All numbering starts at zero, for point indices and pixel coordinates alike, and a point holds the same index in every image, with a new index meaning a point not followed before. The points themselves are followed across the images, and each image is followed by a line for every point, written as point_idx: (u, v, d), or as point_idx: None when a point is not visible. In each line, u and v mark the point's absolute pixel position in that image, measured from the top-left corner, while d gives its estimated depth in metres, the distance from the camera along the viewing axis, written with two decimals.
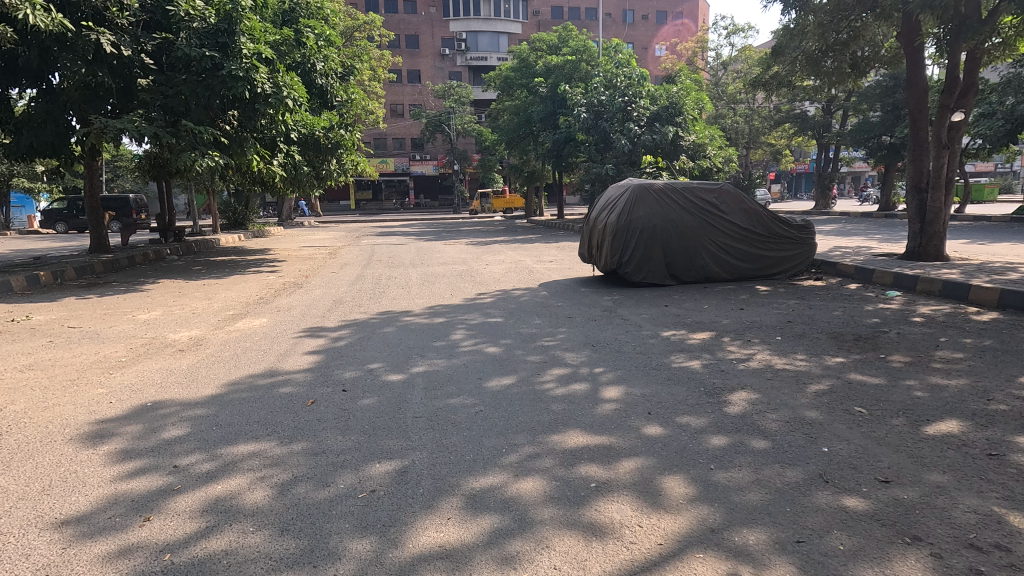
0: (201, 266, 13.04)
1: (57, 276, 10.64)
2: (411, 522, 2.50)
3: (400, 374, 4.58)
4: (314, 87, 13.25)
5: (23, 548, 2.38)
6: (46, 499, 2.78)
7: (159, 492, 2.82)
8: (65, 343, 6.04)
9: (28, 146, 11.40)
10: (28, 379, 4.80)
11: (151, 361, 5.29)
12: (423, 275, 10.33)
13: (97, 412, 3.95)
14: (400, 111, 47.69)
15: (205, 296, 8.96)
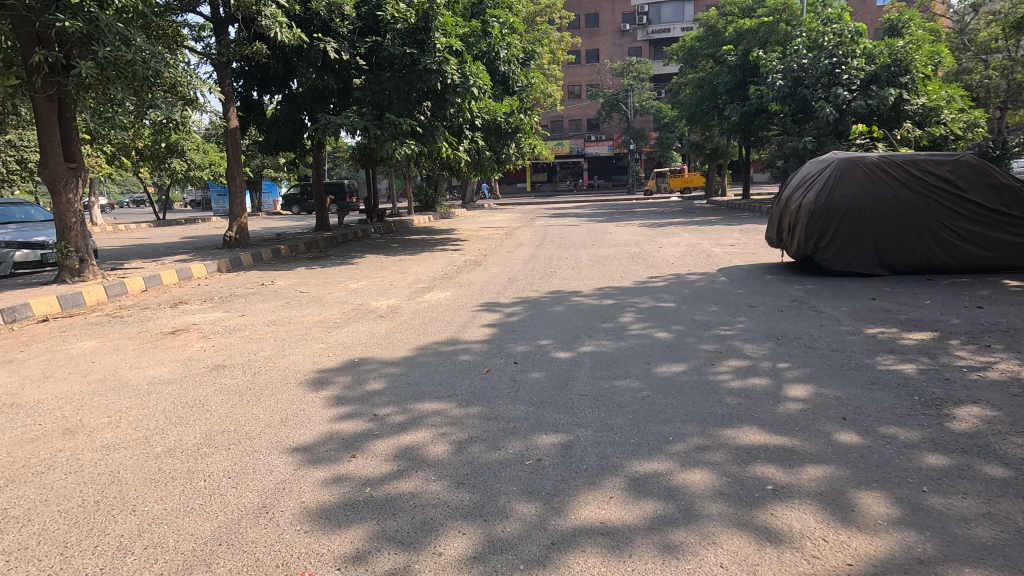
0: (399, 244, 14.75)
1: (293, 250, 12.91)
2: (573, 495, 2.58)
3: (568, 352, 4.69)
4: (498, 74, 13.93)
5: (268, 465, 2.99)
6: (284, 427, 3.45)
7: (363, 435, 3.30)
8: (297, 305, 7.34)
9: (275, 142, 13.92)
10: (272, 331, 5.95)
11: (358, 324, 6.18)
12: (594, 257, 10.37)
13: (319, 363, 4.76)
14: (577, 92, 47.90)
15: (401, 269, 10.14)
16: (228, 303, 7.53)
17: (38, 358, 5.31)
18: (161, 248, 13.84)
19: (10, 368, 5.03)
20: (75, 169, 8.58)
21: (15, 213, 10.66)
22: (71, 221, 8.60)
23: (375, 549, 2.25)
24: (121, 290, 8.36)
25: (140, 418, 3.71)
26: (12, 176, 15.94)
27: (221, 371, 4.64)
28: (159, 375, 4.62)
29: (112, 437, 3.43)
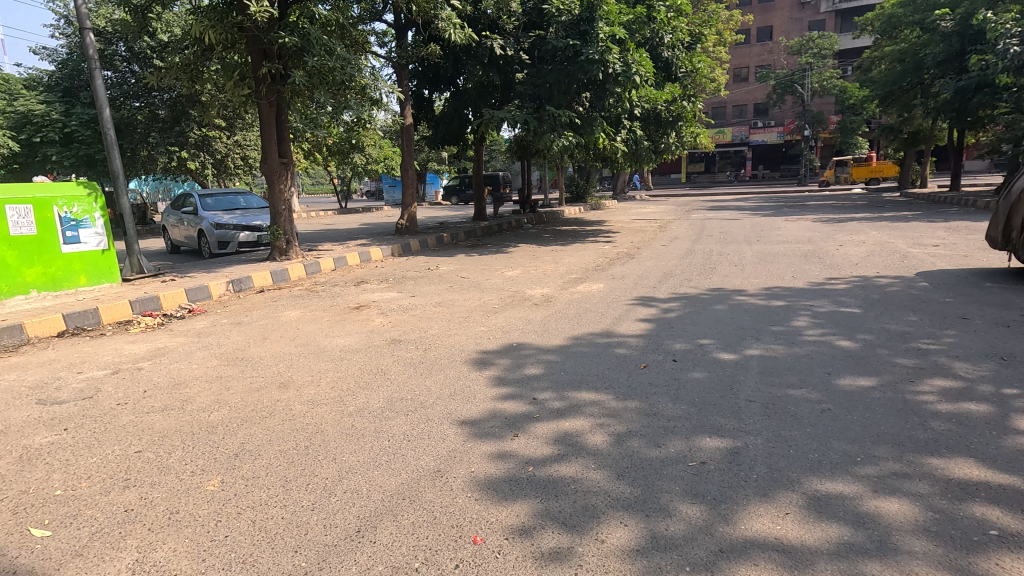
0: (551, 234, 15.03)
1: (454, 238, 13.84)
2: (743, 504, 2.44)
3: (732, 353, 4.42)
4: (660, 61, 13.43)
5: (439, 433, 3.27)
6: (452, 401, 3.75)
7: (524, 416, 3.45)
8: (460, 289, 7.87)
9: (442, 136, 14.97)
10: (439, 312, 6.46)
11: (515, 310, 6.44)
12: (760, 253, 9.57)
13: (481, 344, 5.06)
14: (744, 75, 44.40)
15: (554, 260, 10.33)
16: (401, 284, 8.33)
17: (258, 322, 6.38)
18: (345, 233, 15.75)
19: (239, 328, 6.12)
20: (286, 164, 10.07)
21: (240, 201, 12.84)
22: (282, 208, 10.13)
23: (539, 525, 2.35)
24: (316, 268, 9.68)
25: (336, 379, 4.29)
26: (237, 170, 19.21)
27: (397, 345, 5.17)
28: (348, 344, 5.28)
29: (315, 394, 4.02)
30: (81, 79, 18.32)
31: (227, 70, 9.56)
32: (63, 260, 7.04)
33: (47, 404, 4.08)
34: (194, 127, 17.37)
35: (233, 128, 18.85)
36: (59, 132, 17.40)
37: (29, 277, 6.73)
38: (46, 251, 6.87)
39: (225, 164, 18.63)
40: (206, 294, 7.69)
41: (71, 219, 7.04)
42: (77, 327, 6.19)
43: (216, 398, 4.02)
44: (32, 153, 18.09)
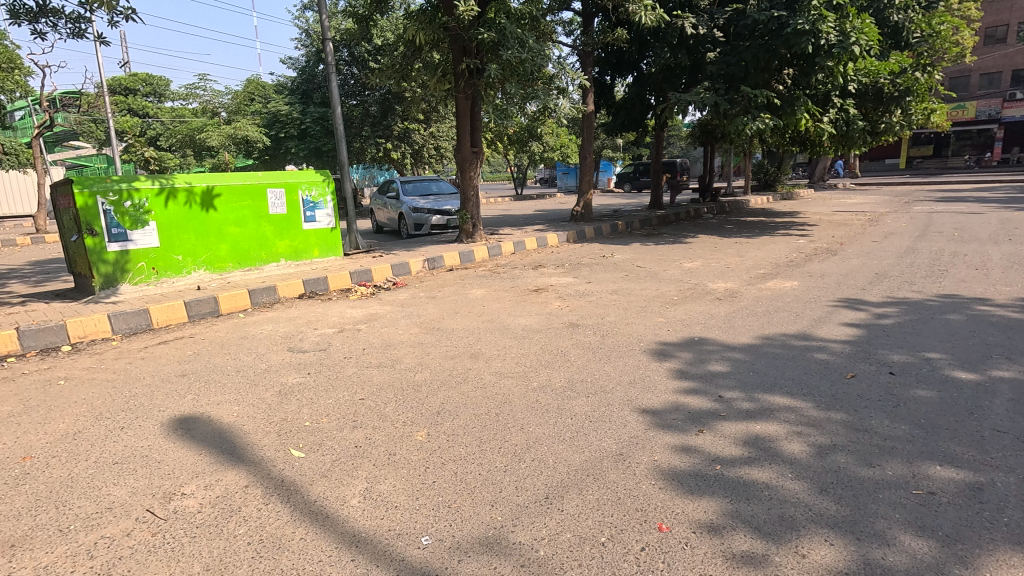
0: (734, 225, 13.99)
1: (629, 226, 13.64)
2: (989, 550, 2.07)
3: (972, 373, 3.71)
4: (887, 26, 11.61)
5: (620, 419, 3.31)
6: (632, 389, 3.75)
7: (709, 413, 3.33)
8: (636, 278, 7.76)
9: (622, 123, 14.77)
10: (615, 300, 6.46)
11: (695, 303, 6.17)
12: (1013, 256, 7.80)
13: (660, 335, 4.96)
14: (1000, 35, 36.06)
15: (738, 253, 9.62)
16: (576, 270, 8.48)
17: (449, 297, 7.03)
18: (522, 218, 16.46)
19: (434, 302, 6.82)
20: (477, 153, 10.81)
21: (433, 187, 14.17)
22: (470, 194, 10.93)
23: (730, 526, 2.27)
24: (498, 251, 10.30)
25: (519, 356, 4.57)
26: (430, 159, 21.16)
27: (575, 329, 5.31)
28: (529, 324, 5.57)
29: (502, 367, 4.34)
30: (314, 82, 21.16)
31: (431, 68, 10.52)
32: (303, 236, 8.48)
33: (296, 351, 5.02)
34: (397, 121, 19.51)
35: (429, 120, 20.75)
36: (298, 129, 20.84)
37: (280, 249, 8.21)
38: (292, 227, 8.35)
39: (421, 154, 20.65)
40: (406, 270, 8.68)
41: (311, 201, 8.46)
42: (312, 291, 7.45)
43: (419, 361, 4.56)
44: (279, 147, 21.99)
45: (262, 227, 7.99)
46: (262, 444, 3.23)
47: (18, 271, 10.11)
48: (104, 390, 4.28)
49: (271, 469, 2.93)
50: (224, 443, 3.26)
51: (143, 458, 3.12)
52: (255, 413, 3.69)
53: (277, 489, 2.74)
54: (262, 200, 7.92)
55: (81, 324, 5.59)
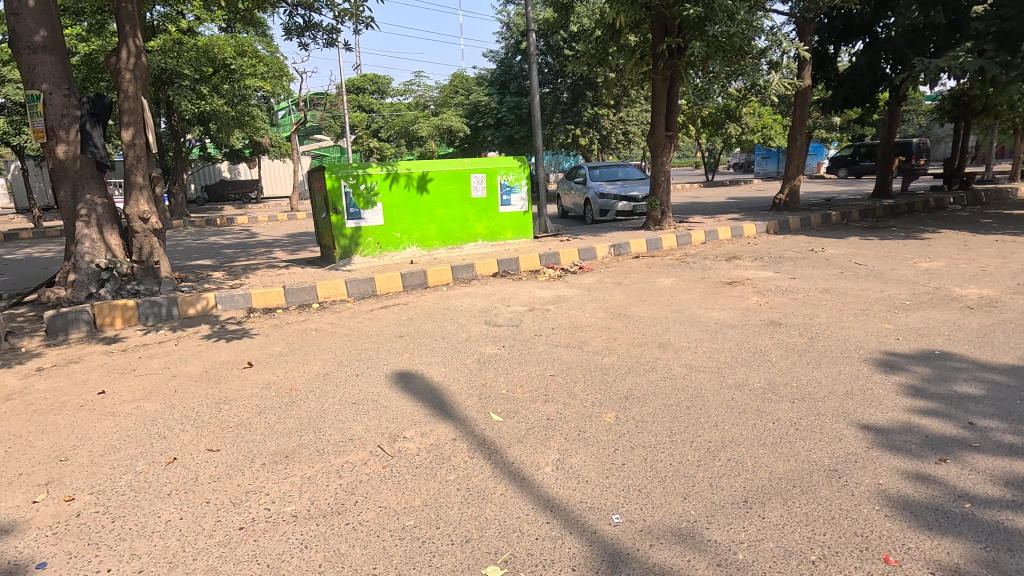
0: (993, 219, 11.35)
1: (844, 217, 11.91)
2: None
3: None
4: None
5: (835, 432, 2.96)
6: (850, 401, 3.32)
7: (954, 440, 2.81)
8: (853, 276, 6.77)
9: (845, 98, 12.87)
10: (827, 299, 5.73)
11: (935, 311, 5.19)
12: None
13: (887, 344, 4.29)
14: None
15: (999, 253, 7.80)
16: (778, 264, 7.69)
17: (635, 284, 6.93)
18: (714, 206, 15.39)
19: (620, 288, 6.78)
20: (671, 137, 10.40)
21: (620, 172, 14.01)
22: (661, 180, 10.58)
23: None
24: (688, 240, 9.82)
25: (713, 350, 4.34)
26: (618, 145, 20.84)
27: (778, 327, 4.85)
28: (723, 318, 5.23)
29: (693, 359, 4.17)
30: (511, 72, 21.97)
31: (628, 51, 10.34)
32: (499, 218, 9.08)
33: (491, 325, 5.44)
34: (588, 107, 19.59)
35: (618, 105, 20.43)
36: (494, 118, 22.12)
37: (478, 230, 8.91)
38: (490, 210, 8.99)
39: (609, 139, 20.39)
40: (592, 255, 8.77)
41: (507, 185, 9.01)
42: (504, 271, 7.96)
43: (606, 345, 4.60)
44: (477, 135, 23.67)
45: (465, 208, 8.74)
46: (465, 404, 3.59)
47: (280, 241, 12.56)
48: (342, 342, 5.13)
49: (474, 428, 3.24)
50: (435, 399, 3.70)
51: (373, 402, 3.69)
52: (458, 376, 4.10)
53: (480, 446, 3.03)
54: (466, 184, 8.65)
55: (325, 286, 6.76)
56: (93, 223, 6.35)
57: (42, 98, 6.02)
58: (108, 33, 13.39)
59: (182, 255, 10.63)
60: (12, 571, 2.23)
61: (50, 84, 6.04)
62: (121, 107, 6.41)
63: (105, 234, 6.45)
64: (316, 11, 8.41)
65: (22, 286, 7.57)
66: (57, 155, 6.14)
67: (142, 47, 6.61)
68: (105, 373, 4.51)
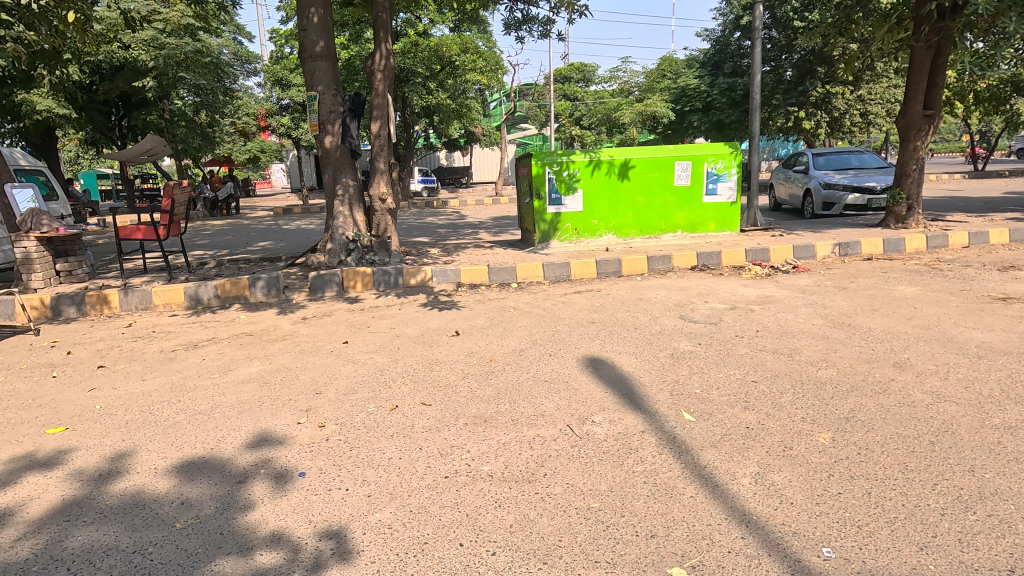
0: None
1: None
2: None
3: None
4: None
5: None
6: None
7: None
8: None
9: None
10: None
11: None
12: None
13: None
14: None
15: None
16: None
17: (866, 290, 5.95)
18: (985, 202, 12.36)
19: (843, 293, 5.89)
20: (930, 116, 8.61)
21: (853, 160, 12.09)
22: (911, 169, 8.84)
23: None
24: (942, 243, 8.09)
25: (973, 379, 3.53)
26: (853, 128, 17.91)
27: None
28: (991, 342, 4.20)
29: (943, 387, 3.45)
30: (727, 52, 20.27)
31: (879, 16, 8.75)
32: (703, 208, 8.56)
33: (687, 320, 5.19)
34: (817, 85, 17.15)
35: (858, 81, 17.58)
36: (703, 102, 20.74)
37: (679, 220, 8.52)
38: (694, 200, 8.52)
39: (841, 122, 17.63)
40: (811, 254, 7.77)
41: (715, 173, 8.43)
42: (704, 265, 7.49)
43: (823, 357, 4.06)
44: (682, 121, 22.51)
45: (666, 197, 8.42)
46: (655, 398, 3.50)
47: (484, 224, 13.60)
48: (537, 322, 5.38)
49: (665, 423, 3.15)
50: (625, 389, 3.67)
51: (565, 382, 3.82)
52: (649, 368, 4.01)
53: (669, 443, 2.93)
54: (669, 172, 8.32)
55: (524, 268, 7.14)
56: (346, 202, 7.62)
57: (318, 97, 7.38)
58: (364, 40, 15.68)
59: (406, 232, 12.17)
60: (284, 473, 2.84)
61: (324, 86, 7.36)
62: (372, 103, 7.54)
63: (353, 211, 7.68)
64: (534, 4, 8.80)
65: (295, 251, 9.46)
66: (325, 144, 7.48)
67: (391, 49, 7.62)
68: (348, 327, 5.43)
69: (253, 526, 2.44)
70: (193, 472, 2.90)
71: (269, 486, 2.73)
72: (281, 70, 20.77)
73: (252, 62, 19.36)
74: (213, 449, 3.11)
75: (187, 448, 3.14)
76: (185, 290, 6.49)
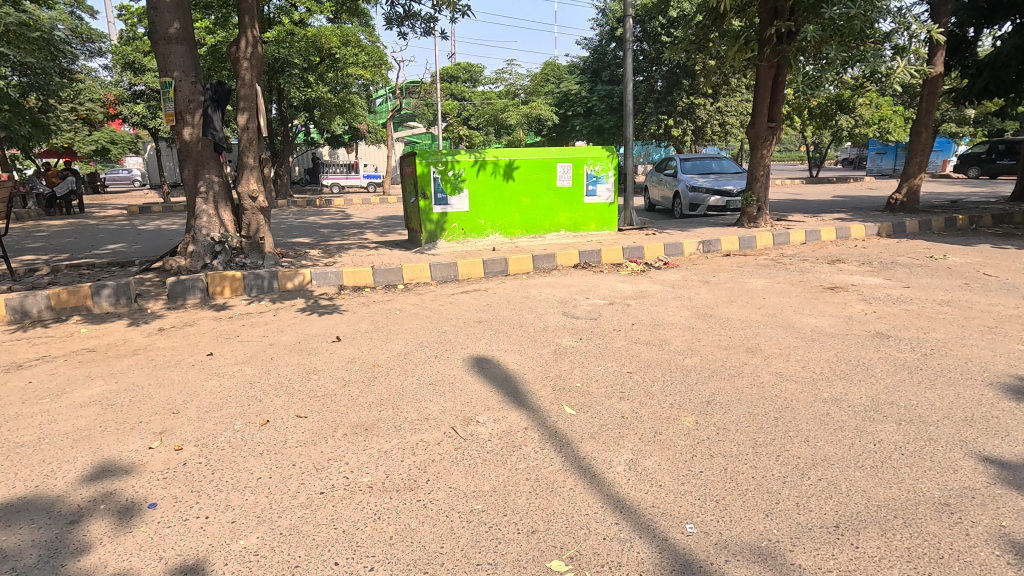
0: None
1: (973, 222, 10.65)
2: None
3: None
4: None
5: (949, 463, 2.65)
6: (970, 428, 2.97)
7: None
8: (981, 289, 5.97)
9: (984, 88, 11.71)
10: (948, 313, 5.11)
11: None
12: None
13: (1019, 369, 3.74)
14: None
15: None
16: (890, 270, 6.98)
17: (725, 284, 6.57)
18: (819, 205, 14.24)
19: (706, 287, 6.45)
20: (774, 128, 9.70)
21: (713, 165, 13.33)
22: (760, 174, 9.91)
23: None
24: (785, 240, 9.18)
25: (810, 359, 4.03)
26: (713, 136, 19.74)
27: (886, 340, 4.41)
28: (822, 326, 4.84)
29: (786, 368, 3.89)
30: (604, 60, 21.33)
31: (731, 37, 9.72)
32: (583, 209, 8.95)
33: (570, 317, 5.38)
34: (683, 97, 18.68)
35: (717, 94, 19.42)
36: (584, 107, 21.75)
37: (562, 220, 8.84)
38: (576, 201, 8.88)
39: (703, 131, 19.37)
40: (679, 251, 8.42)
41: (594, 175, 8.84)
42: (586, 262, 7.82)
43: (689, 346, 4.41)
44: (566, 124, 23.43)
45: (550, 198, 8.69)
46: (538, 394, 3.59)
47: (371, 223, 13.14)
48: (423, 324, 5.29)
49: (547, 418, 3.23)
50: (509, 386, 3.72)
51: (449, 384, 3.78)
52: (533, 364, 4.11)
53: (551, 438, 3.00)
54: (551, 173, 8.59)
55: (411, 269, 6.99)
56: (210, 199, 6.95)
57: (173, 84, 6.67)
58: (230, 25, 14.45)
59: (284, 233, 11.38)
60: (130, 507, 2.51)
61: (180, 72, 6.65)
62: (238, 94, 6.93)
63: (220, 210, 7.02)
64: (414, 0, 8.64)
65: (153, 254, 8.46)
66: (184, 136, 6.77)
67: (258, 36, 7.07)
68: (214, 337, 4.95)
69: (88, 572, 2.12)
70: (10, 517, 2.46)
71: (110, 523, 2.40)
72: (133, 53, 18.55)
73: (94, 42, 17.05)
74: (39, 487, 2.67)
75: (3, 488, 2.67)
76: (7, 302, 5.52)
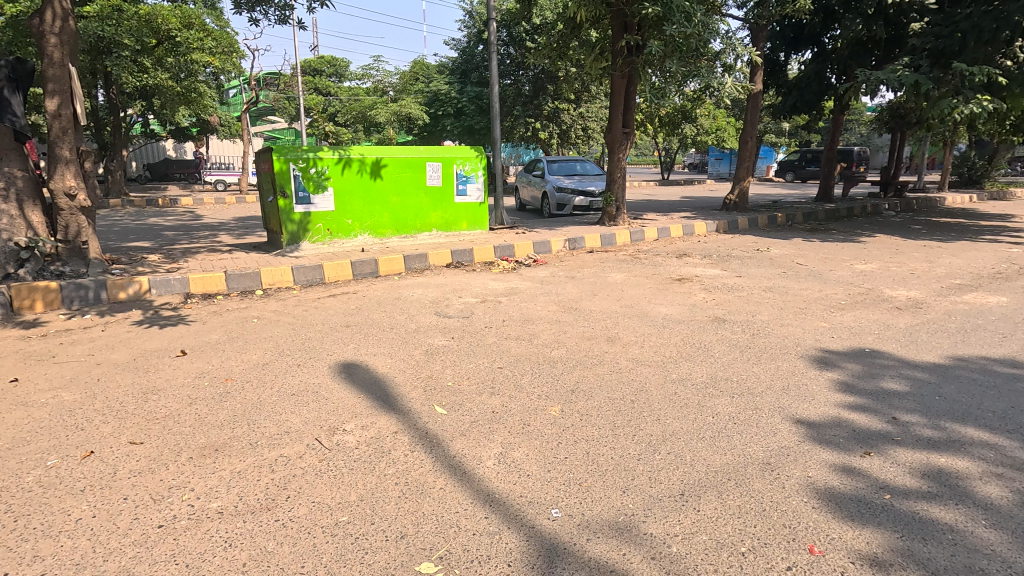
0: (921, 225, 12.11)
1: (789, 219, 12.42)
2: None
3: None
4: None
5: (772, 427, 3.06)
6: (787, 396, 3.45)
7: (878, 434, 2.97)
8: (795, 276, 6.98)
9: (793, 106, 13.67)
10: (770, 297, 5.90)
11: (868, 311, 5.40)
12: None
13: (822, 342, 4.44)
14: None
15: (925, 258, 8.24)
16: (726, 262, 7.91)
17: (588, 278, 6.97)
18: (670, 205, 15.72)
19: (572, 282, 6.79)
20: (628, 134, 10.47)
21: (578, 167, 14.10)
22: (617, 175, 10.65)
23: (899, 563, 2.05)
24: (641, 237, 9.98)
25: (661, 345, 4.42)
26: (577, 140, 20.89)
27: (723, 324, 4.97)
28: (671, 314, 5.33)
29: (641, 354, 4.23)
30: (473, 62, 21.55)
31: (588, 46, 10.33)
32: (454, 208, 8.95)
33: (442, 316, 5.35)
34: (549, 101, 19.56)
35: (579, 100, 20.56)
36: (454, 107, 21.82)
37: (432, 220, 8.76)
38: (446, 200, 8.85)
39: (568, 134, 20.41)
40: (547, 248, 8.76)
41: (463, 175, 8.87)
42: (458, 261, 7.84)
43: (556, 339, 4.61)
44: (436, 124, 23.36)
45: (419, 197, 8.57)
46: (409, 396, 3.52)
47: (225, 225, 11.99)
48: (285, 331, 4.94)
49: (417, 420, 3.17)
50: (378, 391, 3.60)
51: (313, 393, 3.57)
52: (403, 367, 4.02)
53: (422, 439, 2.96)
54: (420, 172, 8.48)
55: (270, 273, 6.49)
56: (12, 198, 5.86)
57: None
58: None
59: (116, 237, 9.97)
60: None
61: None
62: (44, 74, 5.89)
63: (26, 211, 5.94)
64: None
65: None
66: None
67: (70, 9, 6.08)
68: (20, 360, 4.18)
69: None
70: None
71: None
72: None
73: None
74: None
75: None
76: None
